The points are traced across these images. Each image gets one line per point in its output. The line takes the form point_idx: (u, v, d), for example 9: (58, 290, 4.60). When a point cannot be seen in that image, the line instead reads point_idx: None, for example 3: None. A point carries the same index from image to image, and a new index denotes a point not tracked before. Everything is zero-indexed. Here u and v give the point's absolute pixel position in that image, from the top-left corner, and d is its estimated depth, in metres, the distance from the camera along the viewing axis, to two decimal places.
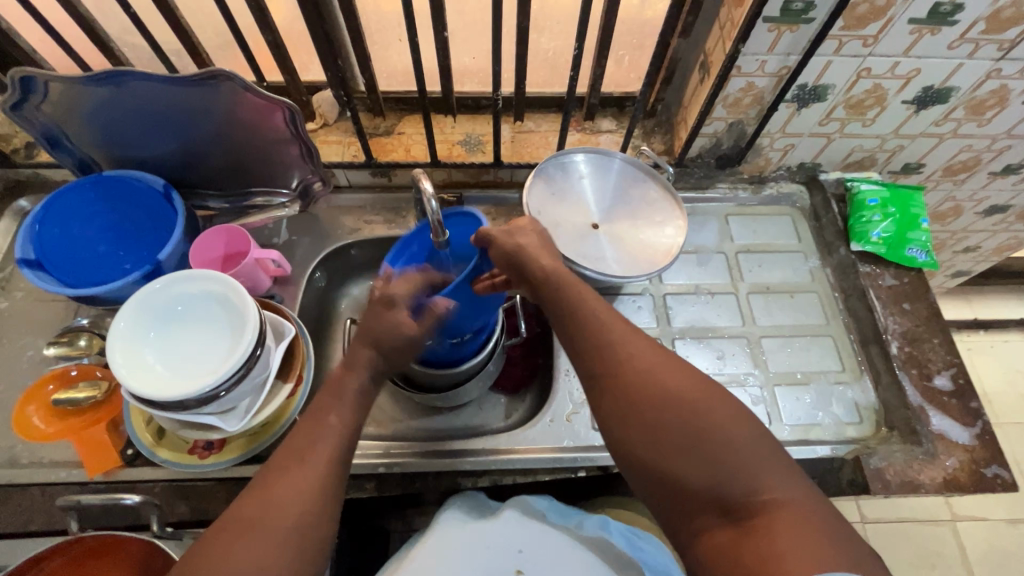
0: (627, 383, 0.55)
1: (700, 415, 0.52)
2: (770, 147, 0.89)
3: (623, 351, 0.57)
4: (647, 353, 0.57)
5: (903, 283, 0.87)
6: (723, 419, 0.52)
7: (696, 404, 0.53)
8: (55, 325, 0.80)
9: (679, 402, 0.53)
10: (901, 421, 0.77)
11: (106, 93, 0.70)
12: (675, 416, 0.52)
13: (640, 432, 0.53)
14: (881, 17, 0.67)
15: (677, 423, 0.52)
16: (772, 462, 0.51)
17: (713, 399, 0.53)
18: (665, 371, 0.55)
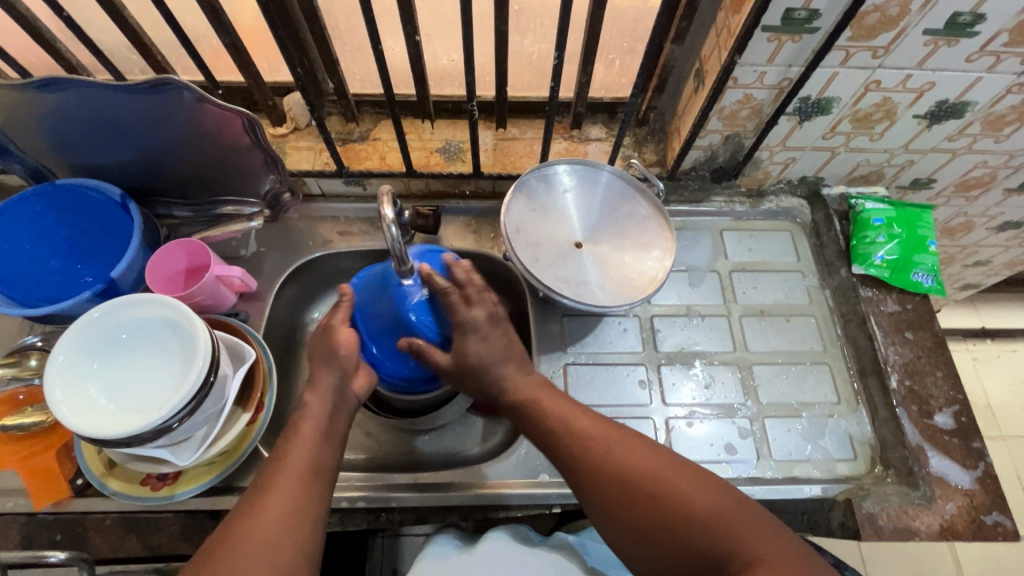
0: (599, 472, 0.57)
1: (669, 489, 0.53)
2: (770, 161, 0.83)
3: (591, 436, 0.59)
4: (614, 436, 0.59)
5: (907, 310, 0.82)
6: (692, 489, 0.53)
7: (664, 478, 0.54)
8: (8, 341, 0.76)
9: (648, 480, 0.54)
10: (897, 459, 0.73)
11: (51, 101, 0.65)
12: (645, 496, 0.53)
13: (619, 519, 0.54)
14: (892, 28, 0.61)
15: (649, 503, 0.53)
16: (751, 522, 0.50)
17: (680, 471, 0.55)
18: (632, 451, 0.57)
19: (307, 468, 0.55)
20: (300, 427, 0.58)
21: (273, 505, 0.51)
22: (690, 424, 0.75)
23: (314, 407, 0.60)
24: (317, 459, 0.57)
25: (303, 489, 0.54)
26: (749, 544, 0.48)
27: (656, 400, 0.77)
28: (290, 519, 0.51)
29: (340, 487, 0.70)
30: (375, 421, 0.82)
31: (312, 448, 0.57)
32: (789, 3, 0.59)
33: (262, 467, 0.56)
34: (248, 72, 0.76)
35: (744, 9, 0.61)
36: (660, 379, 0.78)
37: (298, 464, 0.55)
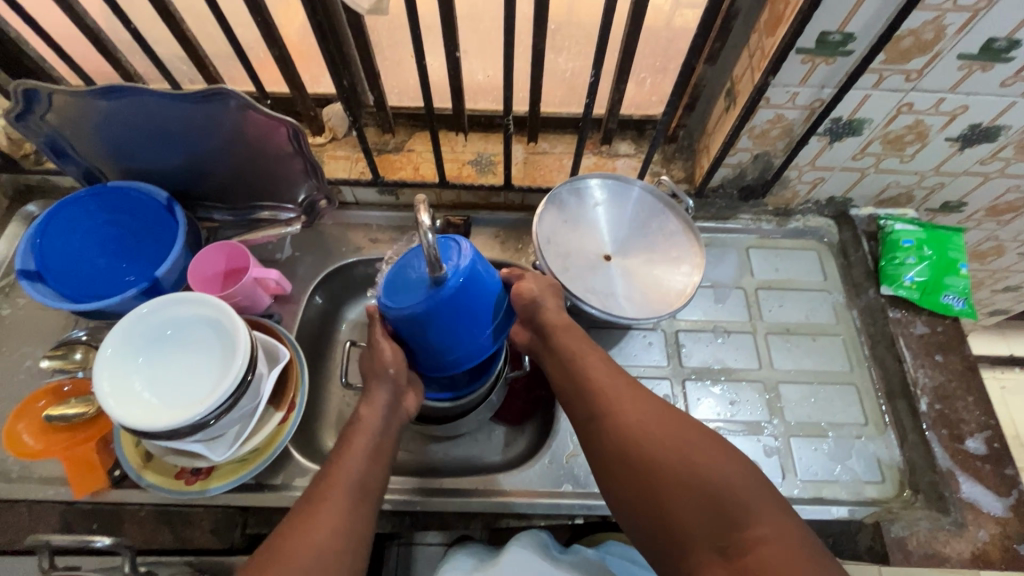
0: (620, 424, 0.58)
1: (685, 449, 0.55)
2: (798, 180, 0.83)
3: (615, 393, 0.61)
4: (637, 395, 0.61)
5: (936, 332, 0.81)
6: (707, 452, 0.54)
7: (682, 439, 0.56)
8: (54, 335, 0.79)
9: (666, 438, 0.56)
10: (926, 484, 0.72)
11: (110, 107, 0.68)
12: (662, 451, 0.55)
13: (632, 469, 0.56)
14: (927, 52, 0.61)
15: (665, 457, 0.55)
16: (761, 492, 0.52)
17: (699, 435, 0.56)
18: (654, 411, 0.59)
19: (358, 486, 0.59)
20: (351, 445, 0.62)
21: (328, 520, 0.54)
22: None
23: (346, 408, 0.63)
24: (366, 478, 0.60)
25: (355, 504, 0.57)
26: (756, 510, 0.50)
27: None
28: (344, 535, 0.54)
29: None
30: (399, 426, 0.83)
31: (362, 467, 0.60)
32: (824, 27, 0.60)
33: (315, 481, 0.59)
34: (293, 83, 0.79)
35: (779, 31, 0.62)
36: (684, 394, 0.78)
37: (348, 483, 0.58)
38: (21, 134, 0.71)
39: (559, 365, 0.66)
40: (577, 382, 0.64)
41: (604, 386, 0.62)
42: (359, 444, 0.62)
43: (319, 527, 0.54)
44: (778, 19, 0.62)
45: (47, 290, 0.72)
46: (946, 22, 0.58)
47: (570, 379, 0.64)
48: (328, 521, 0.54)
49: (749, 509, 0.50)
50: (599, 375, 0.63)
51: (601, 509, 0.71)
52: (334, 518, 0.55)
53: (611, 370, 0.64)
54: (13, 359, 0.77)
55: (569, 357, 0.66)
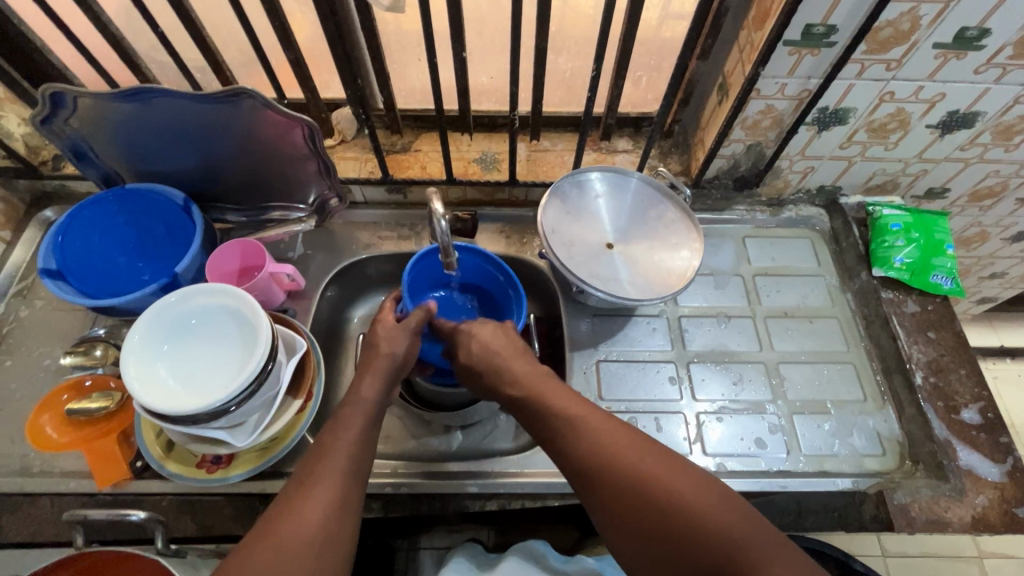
0: (603, 476, 0.55)
1: (675, 500, 0.51)
2: (790, 170, 0.87)
3: (598, 441, 0.57)
4: (623, 437, 0.57)
5: (928, 310, 0.84)
6: (699, 502, 0.50)
7: (671, 488, 0.51)
8: (73, 334, 0.81)
9: (652, 488, 0.52)
10: (925, 454, 0.74)
11: (132, 109, 0.71)
12: (650, 505, 0.51)
13: (624, 527, 0.52)
14: (905, 42, 0.66)
15: (653, 512, 0.51)
16: (760, 538, 0.47)
17: (689, 482, 0.52)
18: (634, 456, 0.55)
19: (350, 466, 0.56)
20: (344, 422, 0.59)
21: (320, 500, 0.52)
22: (719, 419, 0.78)
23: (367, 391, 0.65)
24: (358, 458, 0.57)
25: (349, 483, 0.55)
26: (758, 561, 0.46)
27: (686, 396, 0.79)
28: (338, 517, 0.52)
29: (384, 472, 0.73)
30: (411, 416, 0.85)
31: (355, 447, 0.58)
32: (808, 20, 0.64)
33: (305, 460, 0.56)
34: (306, 87, 0.82)
35: (767, 25, 0.66)
36: (689, 375, 0.81)
37: (341, 462, 0.56)
38: (45, 138, 0.74)
39: (542, 412, 0.62)
40: (559, 432, 0.59)
41: (585, 435, 0.58)
42: (354, 425, 0.59)
43: (309, 509, 0.51)
44: (765, 15, 0.67)
45: (69, 288, 0.74)
46: (921, 13, 0.63)
47: (556, 429, 0.60)
48: (320, 503, 0.52)
49: (751, 561, 0.46)
50: (583, 421, 0.59)
51: None
52: (327, 498, 0.52)
53: (594, 415, 0.60)
54: (33, 358, 0.79)
55: (548, 403, 0.62)
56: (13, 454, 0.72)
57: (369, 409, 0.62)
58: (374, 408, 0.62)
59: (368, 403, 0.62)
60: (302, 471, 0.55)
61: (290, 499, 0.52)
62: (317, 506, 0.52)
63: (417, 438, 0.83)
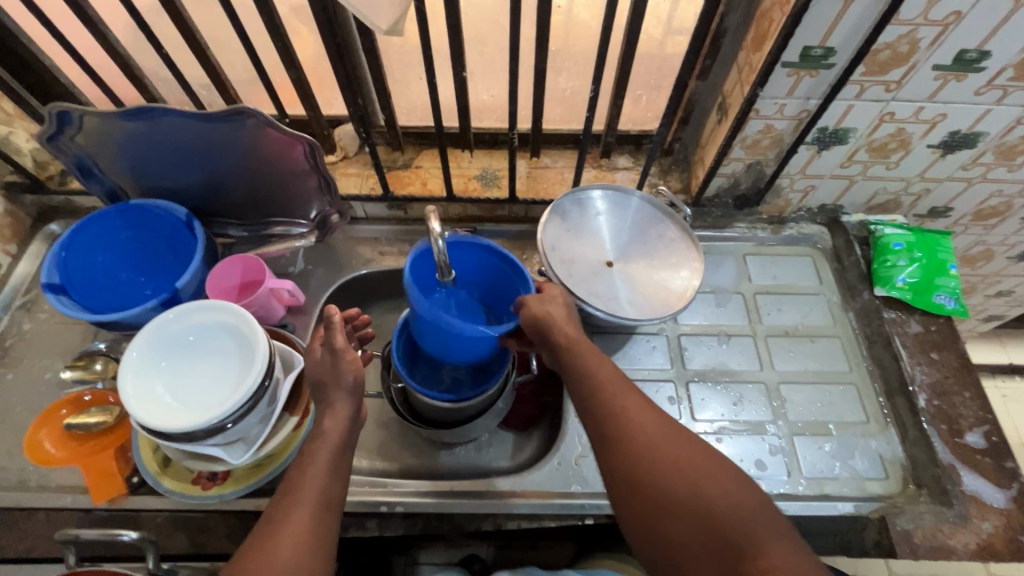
0: (632, 444, 0.57)
1: (701, 472, 0.54)
2: (790, 188, 0.87)
3: (632, 412, 0.60)
4: (653, 414, 0.60)
5: (931, 331, 0.83)
6: (717, 480, 0.54)
7: (694, 463, 0.55)
8: (74, 348, 0.82)
9: (678, 461, 0.55)
10: (929, 478, 0.73)
11: (135, 127, 0.72)
12: (674, 476, 0.55)
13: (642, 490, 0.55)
14: (903, 64, 0.66)
15: (676, 482, 0.54)
16: (768, 530, 0.51)
17: (712, 463, 0.56)
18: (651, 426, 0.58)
19: (319, 504, 0.56)
20: (311, 457, 0.59)
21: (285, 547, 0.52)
22: (719, 440, 0.77)
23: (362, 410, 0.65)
24: (327, 493, 0.57)
25: (317, 525, 0.55)
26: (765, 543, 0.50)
27: (685, 416, 0.79)
28: (305, 560, 0.52)
29: (380, 491, 0.72)
30: (408, 433, 0.84)
31: (322, 487, 0.57)
32: (806, 42, 0.64)
33: (273, 503, 0.57)
34: (309, 105, 0.83)
35: (765, 47, 0.67)
36: (688, 395, 0.80)
37: (309, 501, 0.56)
38: (51, 154, 0.75)
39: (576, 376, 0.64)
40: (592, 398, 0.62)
41: (621, 404, 0.60)
42: (319, 459, 0.59)
43: (275, 556, 0.52)
44: (764, 36, 0.67)
45: (71, 304, 0.75)
46: (919, 35, 0.63)
47: (587, 394, 0.62)
48: (284, 551, 0.52)
49: (756, 542, 0.50)
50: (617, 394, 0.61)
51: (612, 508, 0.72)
52: (291, 544, 0.53)
53: (627, 391, 0.62)
54: (34, 372, 0.80)
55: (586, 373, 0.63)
56: (11, 468, 0.72)
57: (337, 440, 0.61)
58: (338, 437, 0.61)
59: (336, 432, 0.61)
60: (270, 514, 0.55)
61: (257, 543, 0.53)
62: (283, 553, 0.52)
63: (414, 456, 0.83)
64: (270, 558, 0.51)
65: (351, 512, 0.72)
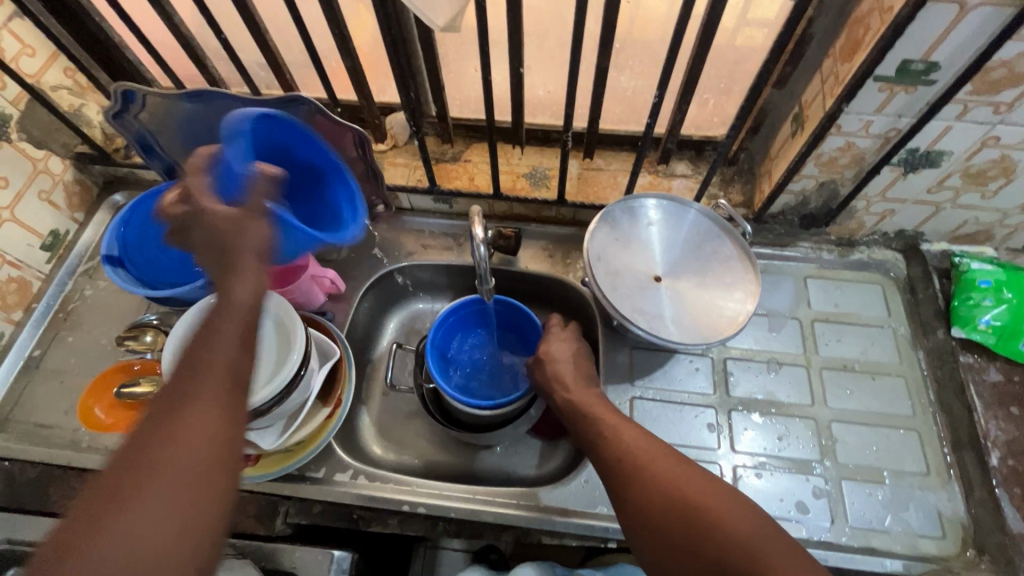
0: (637, 483, 0.57)
1: (697, 504, 0.53)
2: (865, 211, 0.80)
3: (635, 452, 0.60)
4: (655, 452, 0.59)
5: (1013, 381, 0.76)
6: (725, 505, 0.52)
7: (694, 490, 0.54)
8: (128, 317, 0.85)
9: (677, 495, 0.54)
10: (994, 545, 0.67)
11: (195, 109, 0.74)
12: (674, 511, 0.53)
13: (648, 529, 0.55)
14: (1020, 85, 0.58)
15: (677, 517, 0.53)
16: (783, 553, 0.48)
17: (714, 491, 0.53)
18: (654, 455, 0.59)
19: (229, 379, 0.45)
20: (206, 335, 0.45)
21: (193, 435, 0.41)
22: (759, 475, 0.72)
23: None
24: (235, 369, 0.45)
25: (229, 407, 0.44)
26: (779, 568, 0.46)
27: (724, 445, 0.74)
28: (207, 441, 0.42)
29: (405, 490, 0.72)
30: (437, 431, 0.84)
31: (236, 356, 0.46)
32: (906, 55, 0.57)
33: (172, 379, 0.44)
34: (362, 92, 0.82)
35: (856, 58, 0.60)
36: (730, 424, 0.76)
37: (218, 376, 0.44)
38: (116, 130, 0.77)
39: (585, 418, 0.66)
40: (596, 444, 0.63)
41: (621, 447, 0.61)
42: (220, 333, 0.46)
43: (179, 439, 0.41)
44: (856, 46, 0.60)
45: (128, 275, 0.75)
46: None
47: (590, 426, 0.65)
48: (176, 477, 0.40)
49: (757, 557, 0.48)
50: (620, 434, 0.62)
51: None
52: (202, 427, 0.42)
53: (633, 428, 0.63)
54: (91, 337, 0.84)
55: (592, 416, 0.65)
56: (67, 427, 0.77)
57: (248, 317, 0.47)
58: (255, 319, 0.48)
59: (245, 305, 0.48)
60: (203, 327, 0.46)
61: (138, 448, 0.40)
62: (185, 456, 0.40)
63: (442, 453, 0.83)
64: (168, 451, 0.40)
65: (375, 507, 0.72)
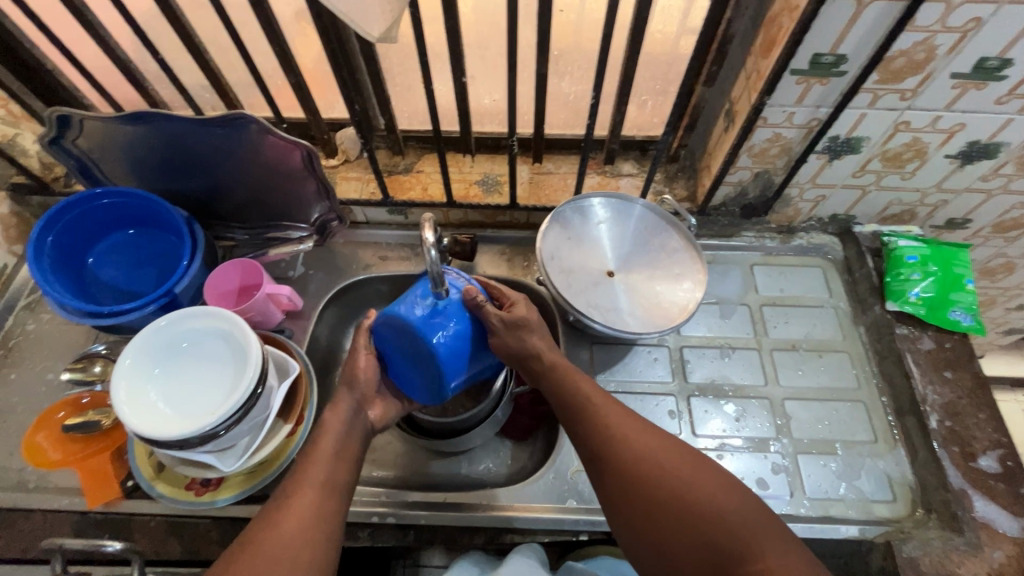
0: (611, 449, 0.58)
1: (685, 480, 0.54)
2: (800, 198, 0.85)
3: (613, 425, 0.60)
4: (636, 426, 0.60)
5: (944, 348, 0.81)
6: (715, 484, 0.53)
7: (665, 462, 0.56)
8: (75, 350, 0.82)
9: (662, 469, 0.55)
10: (940, 503, 0.71)
11: (134, 131, 0.72)
12: (663, 484, 0.54)
13: (627, 503, 0.55)
14: (919, 72, 0.63)
15: (664, 491, 0.54)
16: (761, 523, 0.51)
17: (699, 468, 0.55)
18: (630, 424, 0.60)
19: (322, 485, 0.57)
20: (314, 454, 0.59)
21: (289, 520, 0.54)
22: (720, 456, 0.75)
23: (356, 441, 0.62)
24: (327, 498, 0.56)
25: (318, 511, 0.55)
26: (757, 538, 0.50)
27: (686, 431, 0.77)
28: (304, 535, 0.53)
29: (370, 501, 0.72)
30: (404, 442, 0.83)
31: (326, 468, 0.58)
32: (816, 49, 0.62)
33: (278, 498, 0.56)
34: (308, 109, 0.83)
35: (773, 54, 0.64)
36: (689, 410, 0.78)
37: (310, 483, 0.57)
38: (52, 156, 0.75)
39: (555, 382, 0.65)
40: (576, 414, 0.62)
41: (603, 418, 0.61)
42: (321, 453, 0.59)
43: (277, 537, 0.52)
44: (772, 43, 0.65)
45: (104, 283, 0.78)
46: (937, 42, 0.60)
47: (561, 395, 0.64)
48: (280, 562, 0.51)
49: (737, 526, 0.50)
50: (597, 414, 0.61)
51: (606, 525, 0.71)
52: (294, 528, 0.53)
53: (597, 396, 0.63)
54: (35, 372, 0.81)
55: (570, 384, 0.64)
56: (10, 469, 0.73)
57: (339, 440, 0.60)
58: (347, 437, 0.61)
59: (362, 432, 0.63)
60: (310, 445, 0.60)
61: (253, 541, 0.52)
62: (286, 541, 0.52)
63: (412, 462, 0.82)
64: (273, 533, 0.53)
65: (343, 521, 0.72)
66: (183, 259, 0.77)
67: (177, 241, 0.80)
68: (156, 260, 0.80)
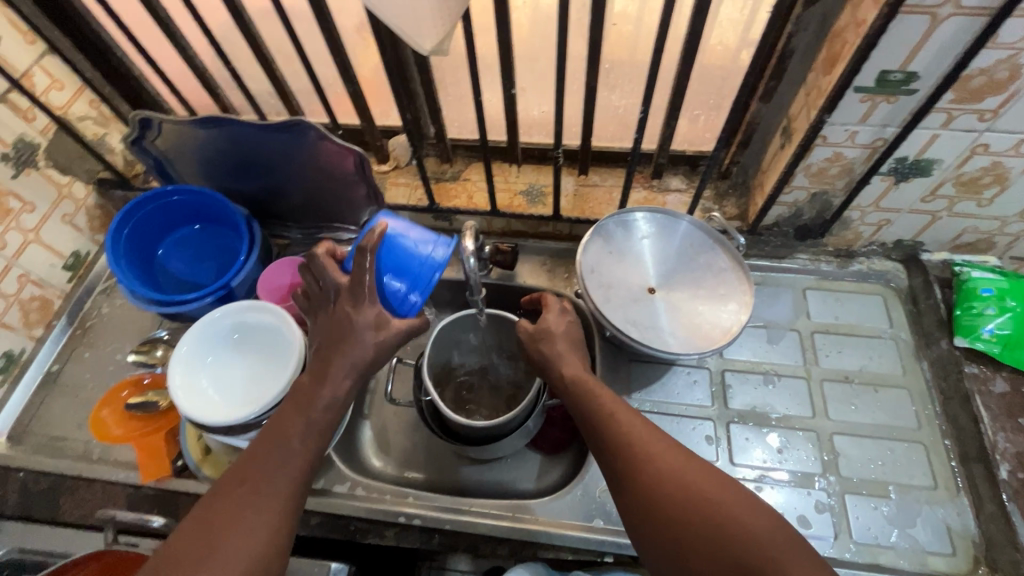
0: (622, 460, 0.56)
1: (706, 496, 0.51)
2: (860, 222, 0.80)
3: (630, 440, 0.57)
4: (654, 441, 0.57)
5: (1020, 392, 0.76)
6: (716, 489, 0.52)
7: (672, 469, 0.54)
8: (142, 334, 0.89)
9: (680, 485, 0.52)
10: (1006, 563, 0.65)
11: (207, 134, 0.77)
12: (676, 498, 0.51)
13: (652, 527, 0.52)
14: (1001, 91, 0.59)
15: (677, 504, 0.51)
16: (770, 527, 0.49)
17: (728, 490, 0.52)
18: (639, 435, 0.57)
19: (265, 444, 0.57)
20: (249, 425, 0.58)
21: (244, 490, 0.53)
22: (759, 489, 0.71)
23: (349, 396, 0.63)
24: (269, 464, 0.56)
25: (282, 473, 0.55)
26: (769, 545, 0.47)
27: (723, 458, 0.74)
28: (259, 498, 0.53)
29: (402, 501, 0.73)
30: (436, 445, 0.85)
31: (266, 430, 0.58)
32: (883, 65, 0.59)
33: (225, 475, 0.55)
34: (365, 116, 0.86)
35: (835, 70, 0.61)
36: (729, 437, 0.75)
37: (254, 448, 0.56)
38: (134, 155, 0.82)
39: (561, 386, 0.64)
40: (607, 433, 0.58)
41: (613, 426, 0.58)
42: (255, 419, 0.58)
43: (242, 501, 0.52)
44: (835, 59, 0.62)
45: (171, 274, 0.84)
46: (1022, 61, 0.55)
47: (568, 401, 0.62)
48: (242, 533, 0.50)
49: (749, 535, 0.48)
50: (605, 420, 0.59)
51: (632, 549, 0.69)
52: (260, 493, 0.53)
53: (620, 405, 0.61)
54: (106, 352, 0.88)
55: (592, 404, 0.60)
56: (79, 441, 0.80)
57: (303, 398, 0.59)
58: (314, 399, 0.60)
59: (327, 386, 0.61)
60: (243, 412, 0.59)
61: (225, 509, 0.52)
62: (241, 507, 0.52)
63: (440, 467, 0.83)
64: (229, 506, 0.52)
65: (371, 519, 0.73)
66: (241, 254, 0.82)
67: (237, 237, 0.85)
68: (217, 254, 0.86)
